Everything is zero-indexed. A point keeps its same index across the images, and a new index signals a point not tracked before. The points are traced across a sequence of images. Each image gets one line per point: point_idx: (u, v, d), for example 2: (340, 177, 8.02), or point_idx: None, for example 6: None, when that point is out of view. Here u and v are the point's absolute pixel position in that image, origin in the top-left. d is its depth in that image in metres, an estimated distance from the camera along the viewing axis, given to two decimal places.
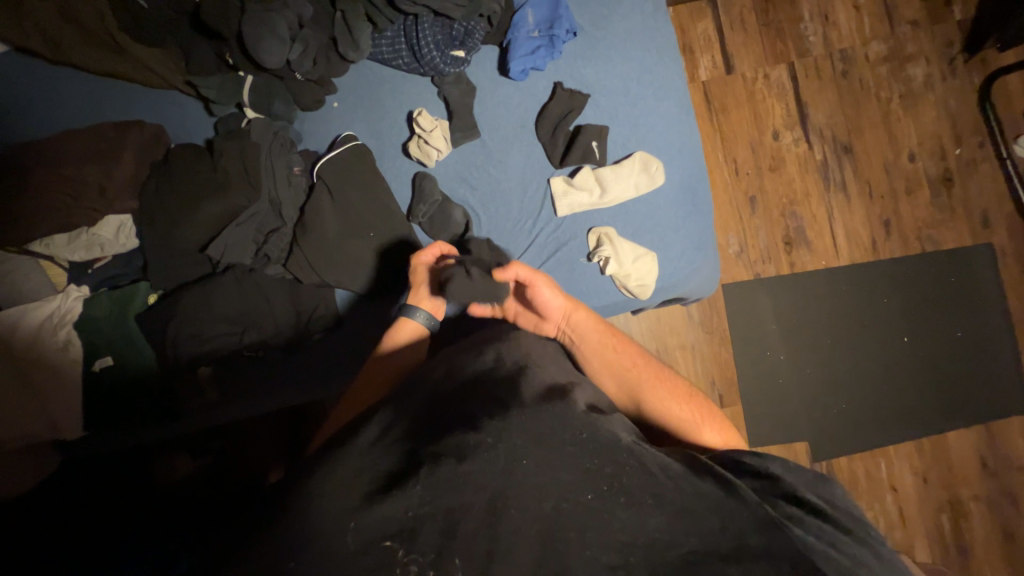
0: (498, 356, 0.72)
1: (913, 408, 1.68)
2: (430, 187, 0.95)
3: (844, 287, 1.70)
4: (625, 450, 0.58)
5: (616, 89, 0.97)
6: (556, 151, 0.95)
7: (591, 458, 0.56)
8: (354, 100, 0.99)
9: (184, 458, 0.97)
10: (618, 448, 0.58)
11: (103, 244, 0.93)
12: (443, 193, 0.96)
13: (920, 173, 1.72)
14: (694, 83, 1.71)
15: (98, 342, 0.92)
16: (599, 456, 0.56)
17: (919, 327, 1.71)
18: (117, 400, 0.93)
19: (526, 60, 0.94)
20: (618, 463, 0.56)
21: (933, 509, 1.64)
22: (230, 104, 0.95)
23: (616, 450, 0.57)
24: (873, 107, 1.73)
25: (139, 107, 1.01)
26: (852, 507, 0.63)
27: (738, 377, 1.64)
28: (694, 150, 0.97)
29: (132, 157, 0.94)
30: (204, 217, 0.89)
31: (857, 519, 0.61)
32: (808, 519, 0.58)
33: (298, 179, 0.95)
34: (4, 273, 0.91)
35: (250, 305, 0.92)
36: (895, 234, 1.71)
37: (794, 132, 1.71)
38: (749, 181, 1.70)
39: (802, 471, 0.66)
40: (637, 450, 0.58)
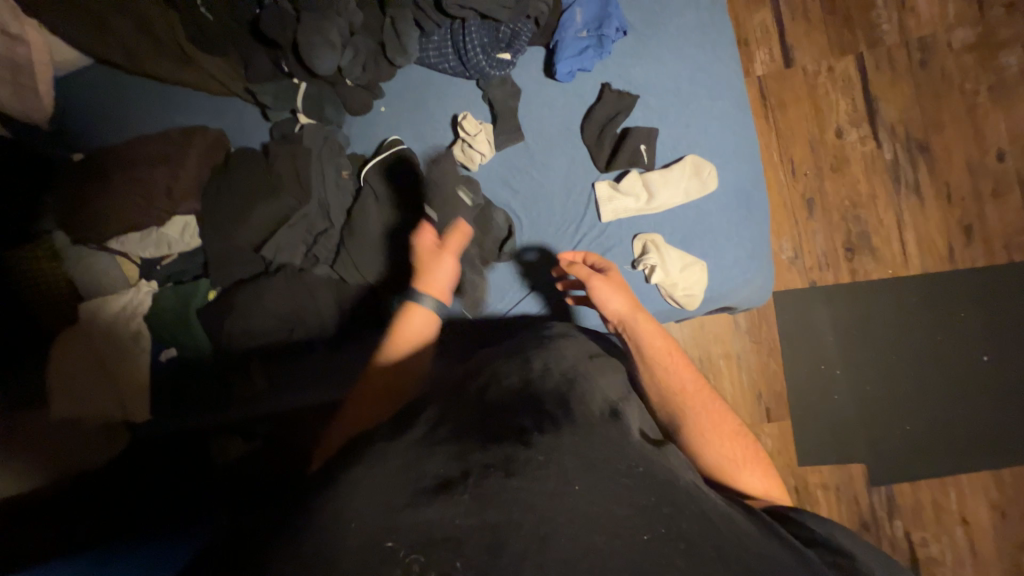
0: (546, 366, 0.71)
1: (992, 435, 1.52)
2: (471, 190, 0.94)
3: (914, 298, 1.56)
4: (683, 494, 0.57)
5: (667, 89, 0.93)
6: (601, 154, 0.92)
7: (645, 494, 0.55)
8: (400, 104, 1.00)
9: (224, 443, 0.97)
10: (677, 489, 0.57)
11: (169, 242, 1.00)
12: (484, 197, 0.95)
13: (1011, 174, 1.55)
14: (749, 77, 1.61)
15: (162, 334, 0.99)
16: (653, 493, 0.55)
17: (1003, 345, 1.54)
18: (178, 388, 0.99)
19: (572, 62, 0.92)
20: (673, 504, 0.55)
21: (1013, 547, 1.48)
22: (285, 110, 0.98)
23: (674, 491, 0.57)
24: (956, 100, 1.57)
25: (204, 114, 1.07)
26: None
27: (789, 391, 1.54)
28: (750, 153, 0.91)
29: (196, 160, 1.00)
30: (259, 218, 0.94)
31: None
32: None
33: (347, 182, 0.97)
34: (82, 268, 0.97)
35: (299, 302, 0.95)
36: (977, 241, 1.55)
37: (861, 129, 1.58)
38: (807, 183, 1.59)
39: (879, 553, 0.62)
40: (697, 499, 0.58)
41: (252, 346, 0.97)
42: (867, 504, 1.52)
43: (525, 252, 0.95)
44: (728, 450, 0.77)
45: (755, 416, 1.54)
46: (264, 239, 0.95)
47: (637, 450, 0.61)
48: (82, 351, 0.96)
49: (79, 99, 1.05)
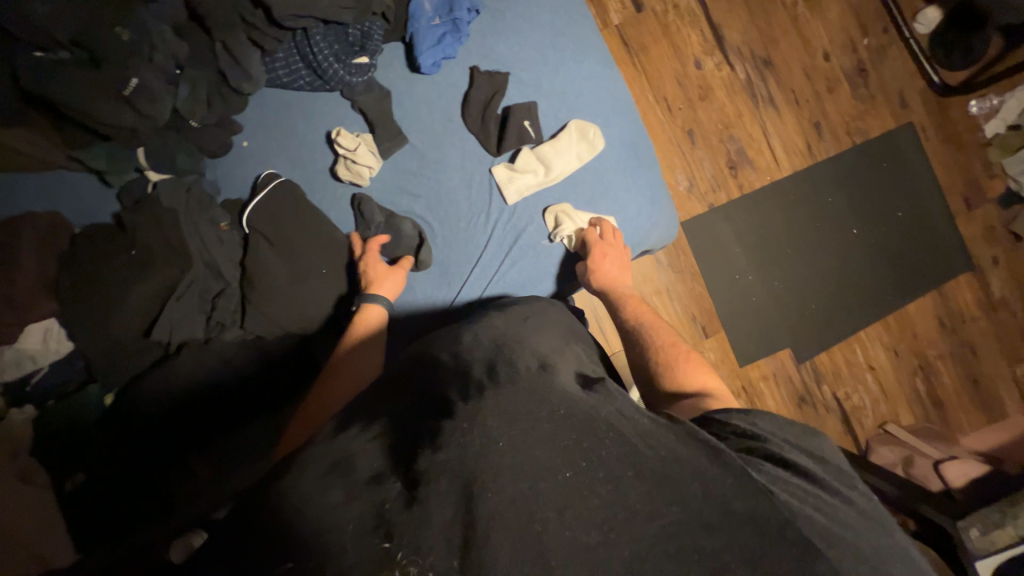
0: (476, 337, 0.73)
1: (874, 291, 1.80)
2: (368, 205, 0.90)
3: (792, 195, 1.77)
4: (608, 425, 0.57)
5: (534, 60, 0.93)
6: (490, 139, 0.92)
7: (570, 434, 0.54)
8: (263, 134, 0.91)
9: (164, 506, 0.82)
10: (596, 419, 0.57)
11: (32, 357, 0.84)
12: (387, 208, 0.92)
13: (837, 70, 1.78)
14: (608, 28, 1.67)
15: (64, 460, 0.85)
16: (577, 432, 0.55)
17: (865, 215, 1.81)
18: (94, 510, 0.83)
19: (434, 51, 0.89)
20: (597, 440, 0.54)
21: (908, 375, 1.79)
22: (129, 170, 0.85)
23: (590, 422, 0.56)
24: (782, 14, 1.75)
25: (24, 197, 0.89)
26: (840, 463, 0.64)
27: (716, 305, 1.70)
28: (625, 105, 0.96)
29: (34, 255, 0.84)
30: (137, 299, 0.82)
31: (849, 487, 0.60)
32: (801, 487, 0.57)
33: (230, 235, 0.88)
34: None
35: (210, 369, 0.85)
36: (826, 134, 1.78)
37: (714, 56, 1.72)
38: (683, 116, 1.71)
39: (787, 425, 0.66)
40: (609, 425, 0.56)
41: (174, 412, 0.84)
42: (799, 380, 1.74)
43: (443, 255, 0.93)
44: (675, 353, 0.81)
45: (695, 337, 1.68)
46: (152, 320, 0.83)
47: (566, 395, 0.60)
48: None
49: None
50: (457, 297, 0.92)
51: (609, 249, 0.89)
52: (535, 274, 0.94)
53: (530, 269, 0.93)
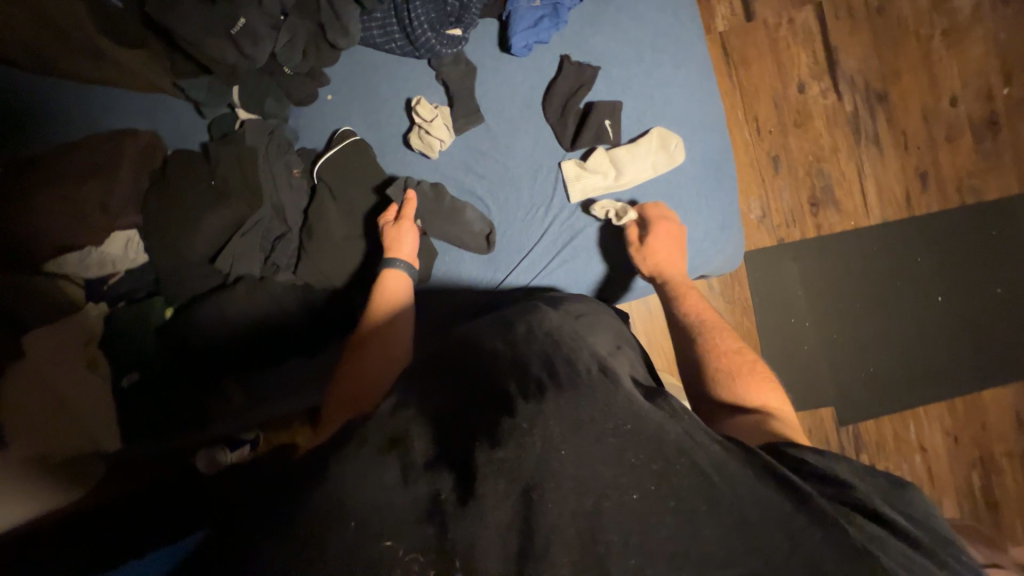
0: (531, 328, 0.68)
1: (946, 369, 1.63)
2: (400, 187, 0.88)
3: (875, 246, 1.61)
4: (682, 452, 0.53)
5: (628, 58, 0.89)
6: (566, 132, 0.89)
7: (635, 453, 0.52)
8: (348, 91, 0.93)
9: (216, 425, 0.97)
10: (669, 442, 0.53)
11: (113, 260, 0.92)
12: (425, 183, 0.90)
13: (963, 118, 1.58)
14: (711, 34, 1.57)
15: (124, 357, 0.94)
16: (644, 452, 0.52)
17: (956, 284, 1.62)
18: (146, 410, 0.93)
19: (529, 34, 0.87)
20: (669, 469, 0.51)
21: (965, 467, 1.62)
22: (221, 105, 0.90)
23: (664, 445, 0.53)
24: (912, 47, 1.57)
25: (132, 114, 0.98)
26: (936, 521, 0.57)
27: (762, 346, 1.60)
28: (715, 122, 0.90)
29: (131, 169, 0.92)
30: (209, 227, 0.87)
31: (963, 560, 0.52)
32: (902, 553, 0.50)
33: (299, 182, 0.91)
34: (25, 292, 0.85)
35: (261, 306, 0.89)
36: (932, 187, 1.60)
37: (822, 82, 1.58)
38: (772, 140, 1.59)
39: (875, 478, 0.60)
40: (681, 449, 0.53)
41: (225, 341, 0.91)
42: (837, 443, 1.62)
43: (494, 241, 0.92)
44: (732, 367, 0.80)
45: None
46: (218, 249, 0.89)
47: (632, 409, 0.55)
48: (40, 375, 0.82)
49: None
50: (500, 283, 0.92)
51: (672, 226, 0.86)
52: (582, 278, 0.91)
53: (580, 270, 0.91)
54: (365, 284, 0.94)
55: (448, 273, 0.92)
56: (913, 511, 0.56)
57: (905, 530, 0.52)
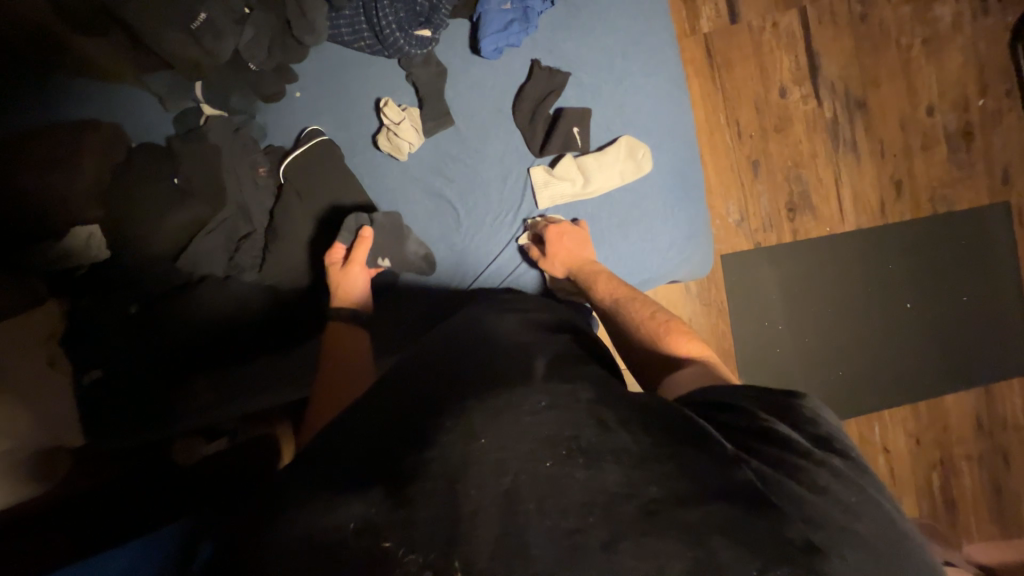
0: (467, 333, 0.74)
1: (911, 373, 1.67)
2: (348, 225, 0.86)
3: (848, 252, 1.64)
4: (586, 410, 0.56)
5: (599, 65, 0.88)
6: (535, 138, 0.89)
7: (543, 425, 0.53)
8: (316, 88, 0.91)
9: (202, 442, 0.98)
10: (580, 411, 0.56)
11: (75, 255, 0.89)
12: (378, 215, 0.88)
13: (939, 128, 1.60)
14: (695, 35, 1.56)
15: (85, 356, 0.92)
16: (546, 424, 0.54)
17: (925, 291, 1.66)
18: (111, 411, 0.92)
19: (499, 37, 0.85)
20: (578, 427, 0.54)
21: (925, 468, 1.67)
22: (185, 100, 0.88)
23: (574, 414, 0.55)
24: (892, 54, 1.58)
25: (93, 106, 0.95)
26: (824, 423, 0.60)
27: (736, 349, 1.62)
28: (684, 131, 0.90)
29: (92, 163, 0.90)
30: (172, 226, 0.86)
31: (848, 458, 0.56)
32: (791, 463, 0.53)
33: (265, 181, 0.90)
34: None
35: (229, 307, 0.90)
36: (906, 195, 1.63)
37: (803, 87, 1.59)
38: (752, 144, 1.60)
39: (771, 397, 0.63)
40: (582, 412, 0.56)
41: (192, 341, 0.91)
42: None
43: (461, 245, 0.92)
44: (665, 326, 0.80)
45: None
46: (180, 248, 0.87)
47: (541, 388, 0.58)
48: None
49: None
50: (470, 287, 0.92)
51: (563, 227, 0.87)
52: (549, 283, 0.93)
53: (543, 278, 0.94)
54: None
55: (416, 274, 0.92)
56: (805, 421, 0.60)
57: (797, 443, 0.55)
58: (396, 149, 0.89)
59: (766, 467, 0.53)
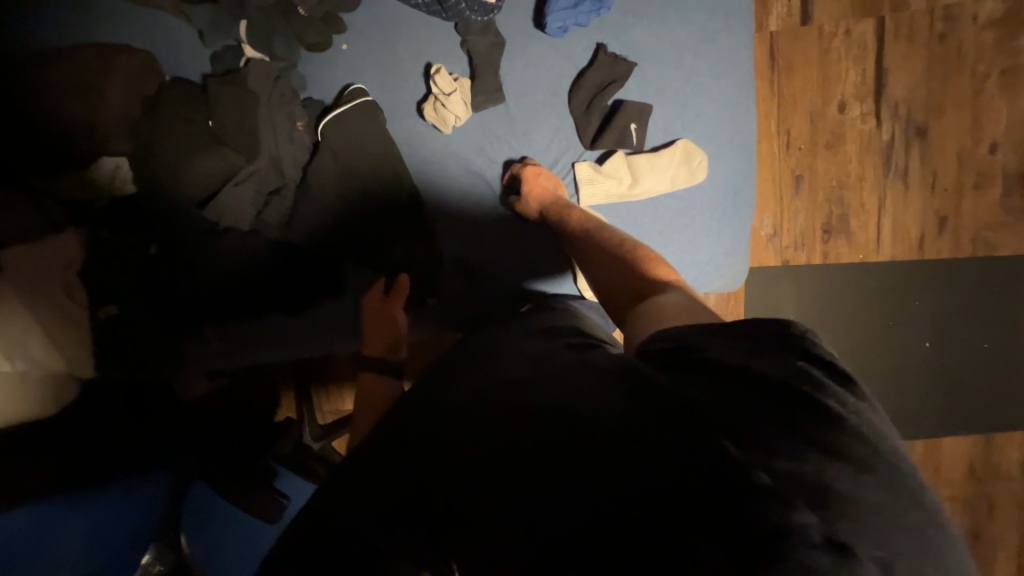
0: (485, 352, 0.76)
1: (914, 411, 1.67)
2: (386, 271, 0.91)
3: (876, 282, 1.60)
4: (564, 399, 0.54)
5: (668, 58, 0.82)
6: (588, 129, 0.84)
7: (513, 418, 0.55)
8: (365, 43, 0.86)
9: (201, 380, 1.04)
10: (565, 407, 0.53)
11: (96, 186, 0.87)
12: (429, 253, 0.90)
13: (997, 167, 1.53)
14: (761, 33, 1.47)
15: (101, 291, 0.90)
16: (518, 418, 0.55)
17: (946, 333, 1.63)
18: (125, 350, 0.92)
19: (566, 14, 0.79)
20: (560, 418, 0.52)
21: None
22: (227, 39, 0.83)
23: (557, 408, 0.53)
24: (965, 82, 1.49)
25: (126, 31, 0.90)
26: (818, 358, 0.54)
27: None
28: (744, 142, 0.85)
29: (120, 93, 0.86)
30: (200, 171, 0.83)
31: (842, 400, 0.50)
32: (777, 420, 0.48)
33: (301, 135, 0.86)
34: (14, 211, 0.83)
35: (253, 269, 0.89)
36: (947, 233, 1.57)
37: (864, 105, 1.50)
38: (799, 158, 1.53)
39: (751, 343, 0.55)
40: (555, 391, 0.56)
41: (214, 300, 0.91)
42: None
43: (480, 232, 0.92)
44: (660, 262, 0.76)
45: None
46: (207, 196, 0.84)
47: (527, 388, 0.58)
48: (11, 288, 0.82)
49: None
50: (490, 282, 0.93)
51: (540, 169, 0.84)
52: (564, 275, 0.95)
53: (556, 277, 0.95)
54: (359, 256, 0.91)
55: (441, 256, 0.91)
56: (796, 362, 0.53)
57: (787, 402, 0.49)
58: (442, 119, 0.84)
59: (747, 430, 0.47)
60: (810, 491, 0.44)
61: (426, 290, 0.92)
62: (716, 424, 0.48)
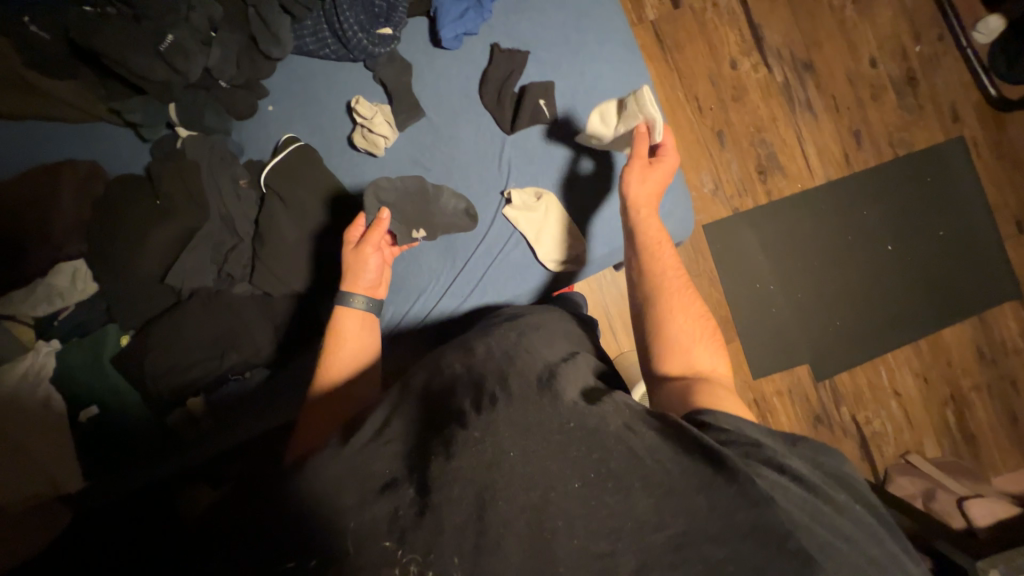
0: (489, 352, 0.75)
1: (907, 314, 1.70)
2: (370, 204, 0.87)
3: (824, 205, 1.69)
4: (616, 441, 0.59)
5: (556, 40, 0.93)
6: (505, 117, 0.92)
7: (578, 446, 0.59)
8: (288, 99, 0.94)
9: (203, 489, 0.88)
10: (607, 437, 0.60)
11: (61, 294, 0.90)
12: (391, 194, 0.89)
13: (884, 77, 1.69)
14: (642, 24, 1.65)
15: (81, 391, 0.89)
16: (586, 445, 0.59)
17: (903, 232, 1.71)
18: (107, 446, 0.90)
19: (457, 25, 0.89)
20: (604, 451, 0.59)
21: (937, 406, 1.69)
22: (161, 125, 0.89)
23: (602, 439, 0.59)
24: (827, 17, 1.68)
25: (69, 148, 0.96)
26: (825, 461, 0.65)
27: (733, 315, 1.66)
28: (645, 91, 0.94)
29: (71, 202, 0.91)
30: (156, 245, 0.86)
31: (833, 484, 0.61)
32: (811, 506, 0.56)
33: (247, 192, 0.91)
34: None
35: (223, 328, 0.89)
36: (866, 143, 1.69)
37: (751, 57, 1.67)
38: (713, 116, 1.66)
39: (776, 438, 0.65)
40: (631, 437, 0.60)
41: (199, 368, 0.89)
42: (816, 399, 1.68)
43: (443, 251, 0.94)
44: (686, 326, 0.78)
45: None
46: (167, 267, 0.87)
47: (569, 407, 0.63)
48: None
49: None
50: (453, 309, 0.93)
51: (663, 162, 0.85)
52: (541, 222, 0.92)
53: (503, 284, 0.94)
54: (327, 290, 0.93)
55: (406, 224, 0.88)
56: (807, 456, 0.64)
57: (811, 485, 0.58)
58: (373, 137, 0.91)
59: (791, 508, 0.54)
60: (819, 561, 0.51)
61: (416, 225, 0.89)
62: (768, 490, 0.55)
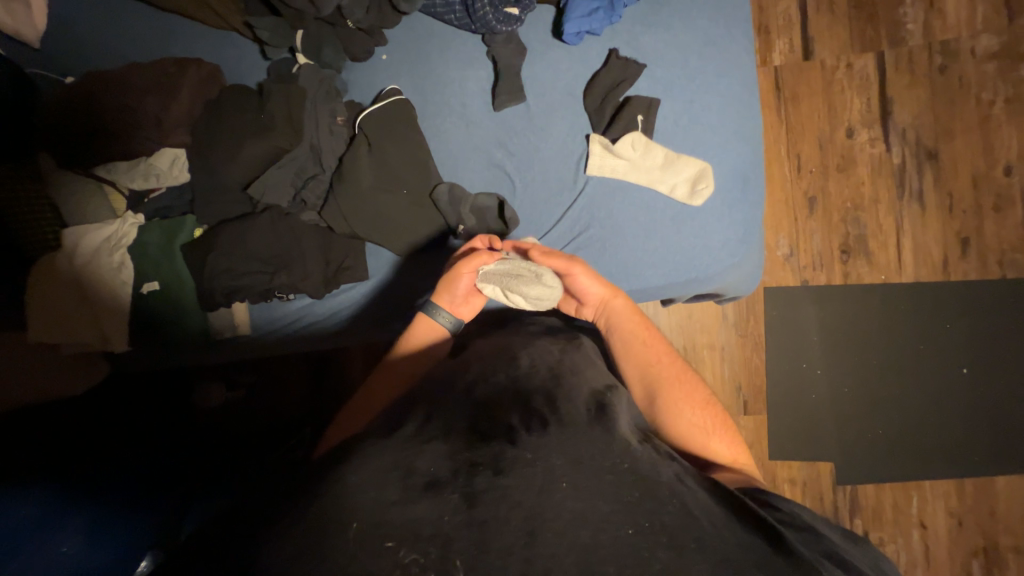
0: (533, 364, 0.78)
1: (960, 446, 1.55)
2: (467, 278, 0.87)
3: (902, 305, 1.56)
4: (667, 489, 0.58)
5: (675, 62, 0.91)
6: (601, 122, 0.92)
7: (632, 491, 0.56)
8: (402, 53, 0.97)
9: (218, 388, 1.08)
10: (660, 485, 0.58)
11: (157, 174, 0.98)
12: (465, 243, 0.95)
13: (1015, 189, 1.54)
14: (765, 67, 1.57)
15: (147, 265, 0.98)
16: (639, 491, 0.56)
17: (984, 360, 1.55)
18: (150, 327, 0.99)
19: (582, 21, 0.89)
20: (660, 502, 0.56)
21: (965, 554, 1.53)
22: (283, 48, 0.95)
23: (654, 488, 0.57)
24: (971, 109, 1.54)
25: (202, 48, 1.04)
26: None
27: (767, 386, 1.57)
28: (751, 136, 0.92)
29: (189, 93, 0.98)
30: (247, 154, 0.92)
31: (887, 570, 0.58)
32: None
33: (340, 130, 0.95)
34: (67, 194, 0.97)
35: (282, 248, 0.93)
36: (972, 254, 1.55)
37: (872, 130, 1.56)
38: (811, 180, 1.57)
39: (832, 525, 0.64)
40: (685, 497, 0.58)
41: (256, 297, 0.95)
42: (831, 502, 1.56)
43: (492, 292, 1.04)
44: (703, 415, 0.81)
45: (732, 407, 1.57)
46: (251, 178, 0.93)
47: (626, 451, 0.62)
48: (84, 264, 0.94)
49: (74, 23, 1.02)
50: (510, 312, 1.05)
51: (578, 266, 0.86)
52: (620, 223, 0.92)
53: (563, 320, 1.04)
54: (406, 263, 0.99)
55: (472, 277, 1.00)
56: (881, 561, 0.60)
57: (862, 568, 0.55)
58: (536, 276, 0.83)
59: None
60: None
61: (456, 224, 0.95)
62: (819, 566, 0.52)
